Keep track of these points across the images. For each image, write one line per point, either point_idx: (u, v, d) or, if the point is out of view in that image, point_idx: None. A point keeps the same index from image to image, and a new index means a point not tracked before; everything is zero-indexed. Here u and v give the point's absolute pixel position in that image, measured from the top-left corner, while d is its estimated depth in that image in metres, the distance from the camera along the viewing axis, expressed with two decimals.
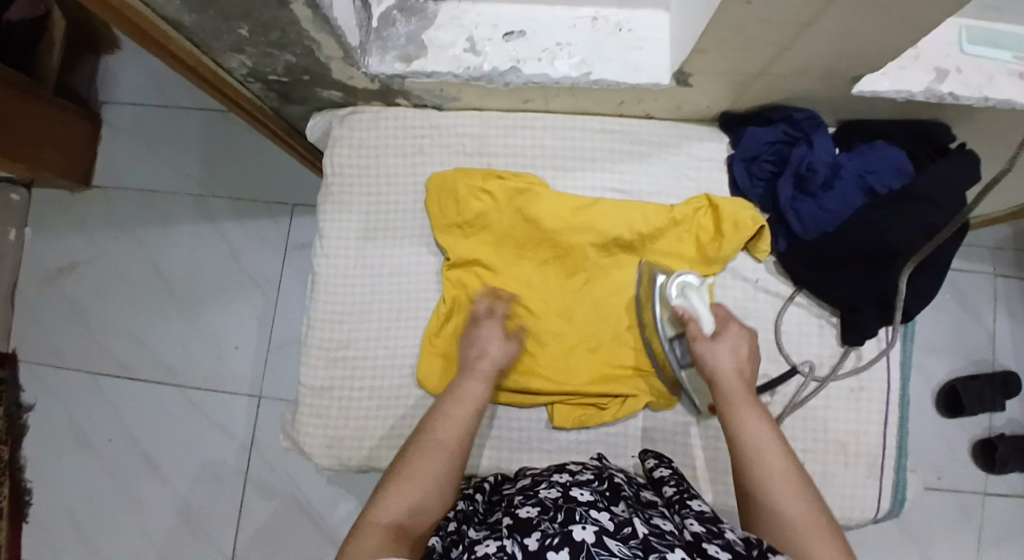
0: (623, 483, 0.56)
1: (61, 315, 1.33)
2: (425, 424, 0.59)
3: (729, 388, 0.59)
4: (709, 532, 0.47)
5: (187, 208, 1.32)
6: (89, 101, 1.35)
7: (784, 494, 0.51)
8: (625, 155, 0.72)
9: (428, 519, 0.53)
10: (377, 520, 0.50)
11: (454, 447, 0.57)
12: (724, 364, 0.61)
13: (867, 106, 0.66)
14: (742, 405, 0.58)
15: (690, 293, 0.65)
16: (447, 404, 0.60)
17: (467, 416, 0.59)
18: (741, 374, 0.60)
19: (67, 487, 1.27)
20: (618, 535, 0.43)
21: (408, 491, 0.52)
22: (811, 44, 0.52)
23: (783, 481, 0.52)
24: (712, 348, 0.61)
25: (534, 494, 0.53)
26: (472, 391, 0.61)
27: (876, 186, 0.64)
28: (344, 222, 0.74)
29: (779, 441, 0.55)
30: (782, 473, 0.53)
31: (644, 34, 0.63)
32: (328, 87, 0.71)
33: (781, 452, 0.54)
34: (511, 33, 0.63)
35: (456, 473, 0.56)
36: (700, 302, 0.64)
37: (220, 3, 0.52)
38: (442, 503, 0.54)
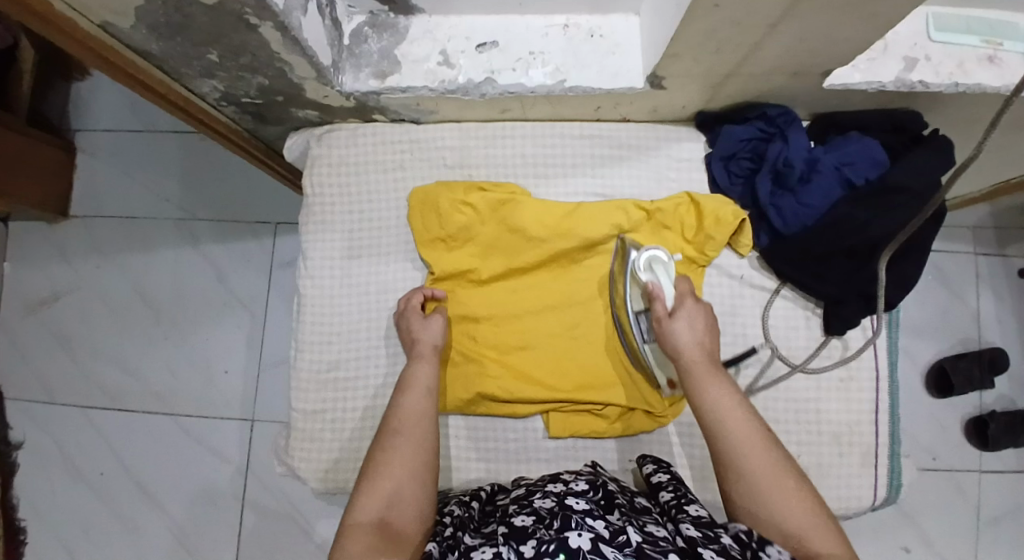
0: (617, 491, 0.57)
1: (46, 349, 1.31)
2: (384, 422, 0.60)
3: (693, 365, 0.59)
4: (705, 537, 0.48)
5: (169, 233, 1.30)
6: (62, 130, 1.33)
7: (754, 457, 0.53)
8: (605, 160, 0.72)
9: (408, 505, 0.53)
10: (356, 521, 0.51)
11: (415, 432, 0.58)
12: (687, 339, 0.60)
13: (840, 99, 0.67)
14: (708, 380, 0.58)
15: (657, 268, 0.64)
16: (400, 395, 0.62)
17: (420, 397, 0.61)
18: (702, 346, 0.60)
19: (60, 523, 1.25)
20: (614, 543, 0.45)
21: (381, 485, 0.54)
22: (782, 41, 0.53)
23: (752, 445, 0.54)
24: (672, 329, 0.61)
25: (529, 503, 0.54)
26: (420, 375, 0.63)
27: (854, 178, 0.65)
28: (328, 242, 0.74)
29: (745, 408, 0.57)
30: (750, 437, 0.54)
31: (616, 39, 0.63)
32: (303, 107, 0.70)
33: (748, 419, 0.55)
34: (484, 45, 0.64)
35: (426, 455, 0.57)
36: (666, 278, 0.63)
37: (189, 29, 0.51)
38: (421, 489, 0.55)
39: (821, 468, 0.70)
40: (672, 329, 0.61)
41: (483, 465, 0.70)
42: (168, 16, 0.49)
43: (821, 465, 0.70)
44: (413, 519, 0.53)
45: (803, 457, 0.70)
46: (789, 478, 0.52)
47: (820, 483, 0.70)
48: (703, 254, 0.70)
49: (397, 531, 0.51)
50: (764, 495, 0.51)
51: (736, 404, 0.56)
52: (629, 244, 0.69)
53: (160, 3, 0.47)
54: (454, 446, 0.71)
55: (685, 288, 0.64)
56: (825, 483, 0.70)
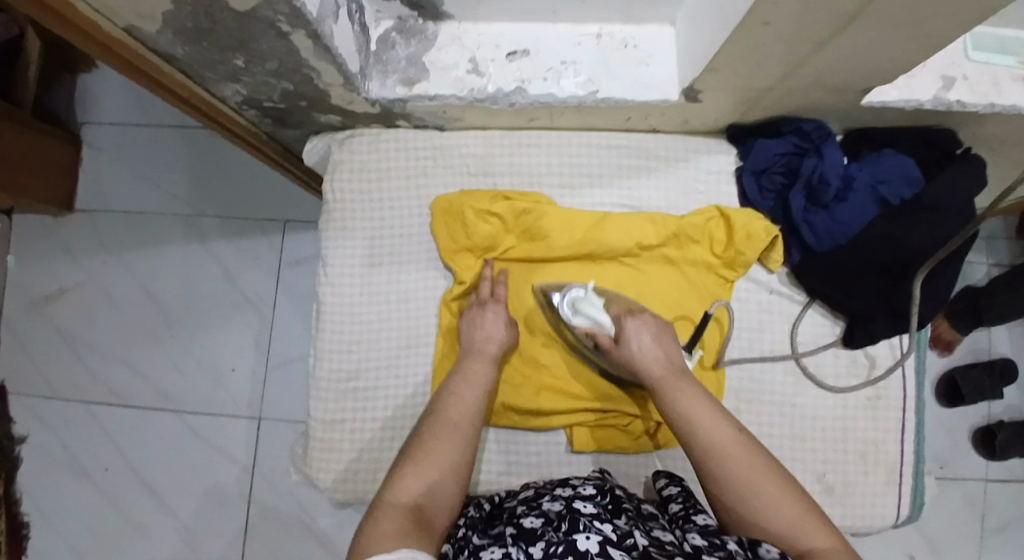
0: (624, 497, 0.56)
1: (50, 344, 1.29)
2: (434, 409, 0.58)
3: (657, 378, 0.57)
4: (711, 545, 0.45)
5: (176, 229, 1.29)
6: (68, 123, 1.31)
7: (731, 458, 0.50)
8: (633, 171, 0.71)
9: (443, 500, 0.51)
10: (395, 498, 0.48)
11: (463, 430, 0.56)
12: (641, 353, 0.59)
13: (874, 115, 0.65)
14: (672, 387, 0.55)
15: (582, 307, 0.63)
16: (456, 385, 0.59)
17: (477, 396, 0.59)
18: (659, 358, 0.58)
19: (65, 520, 1.24)
20: (622, 546, 0.43)
21: (425, 471, 0.51)
22: (827, 58, 0.52)
23: (727, 445, 0.50)
24: (625, 349, 0.60)
25: (537, 506, 0.54)
26: (479, 374, 0.61)
27: (889, 196, 0.64)
28: (349, 249, 0.73)
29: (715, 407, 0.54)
30: (724, 438, 0.51)
31: (650, 50, 0.62)
32: (326, 112, 0.68)
33: (720, 417, 0.52)
34: (514, 53, 0.62)
35: (469, 459, 0.55)
36: (597, 311, 0.62)
37: (217, 34, 0.50)
38: (456, 487, 0.53)
39: (846, 486, 0.69)
40: (624, 347, 0.60)
41: (505, 478, 0.70)
42: (197, 22, 0.48)
43: (846, 482, 0.69)
44: (443, 514, 0.50)
45: (829, 475, 0.69)
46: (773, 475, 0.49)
47: (843, 500, 0.69)
48: (733, 269, 0.69)
49: (430, 519, 0.48)
50: (747, 489, 0.48)
51: (705, 406, 0.54)
52: (549, 290, 0.68)
53: (190, 9, 0.45)
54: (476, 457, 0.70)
55: (616, 310, 0.63)
56: (849, 501, 0.69)
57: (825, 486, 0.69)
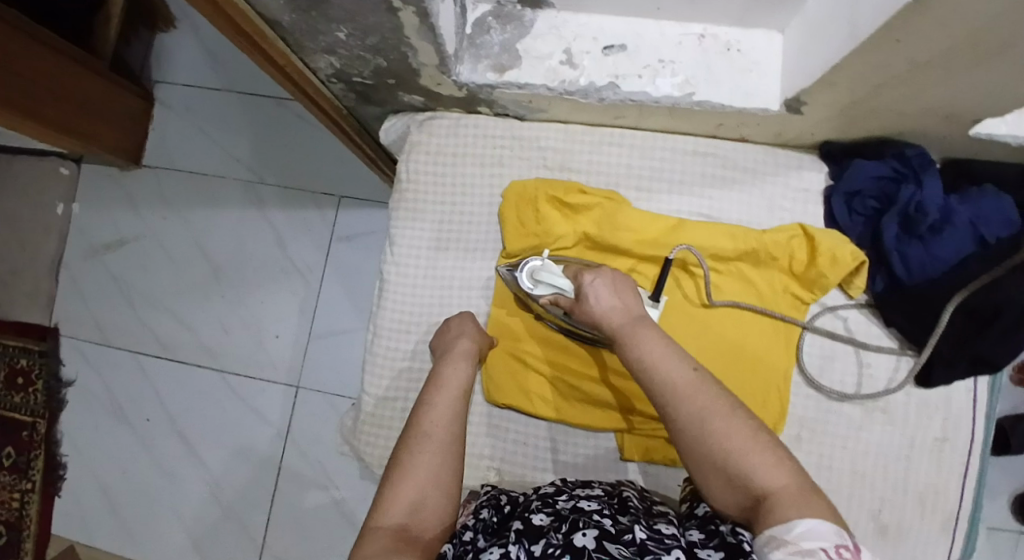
0: (634, 498, 0.55)
1: (105, 291, 1.34)
2: (411, 421, 0.58)
3: (620, 330, 0.56)
4: (706, 536, 0.45)
5: (234, 192, 1.31)
6: (142, 79, 1.35)
7: (684, 397, 0.48)
8: (715, 180, 0.69)
9: (429, 514, 0.51)
10: (378, 523, 0.49)
11: (444, 437, 0.56)
12: (601, 308, 0.58)
13: (981, 148, 0.62)
14: (631, 338, 0.54)
15: (541, 276, 0.64)
16: (432, 392, 0.60)
17: (450, 400, 0.59)
18: (620, 307, 0.58)
19: (103, 460, 1.29)
20: (620, 540, 0.43)
21: (405, 487, 0.51)
22: (955, 83, 0.49)
23: (682, 384, 0.49)
24: (587, 308, 0.59)
25: (550, 502, 0.52)
26: (453, 377, 0.61)
27: (988, 235, 0.61)
28: (416, 230, 0.73)
29: (674, 353, 0.52)
30: (681, 377, 0.50)
31: (755, 57, 0.59)
32: (412, 92, 0.68)
33: (676, 359, 0.51)
34: (611, 47, 0.61)
35: (452, 465, 0.55)
36: (555, 276, 0.64)
37: (328, 5, 0.50)
38: (444, 498, 0.53)
39: (900, 527, 0.67)
40: (586, 308, 0.59)
41: (550, 478, 0.69)
42: None
43: (900, 524, 0.67)
44: (433, 528, 0.51)
45: (884, 514, 0.67)
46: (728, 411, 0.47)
47: (893, 541, 0.67)
48: (810, 291, 0.67)
49: (417, 536, 0.49)
50: (699, 432, 0.46)
51: (663, 346, 0.52)
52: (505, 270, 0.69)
53: None
54: (527, 452, 0.70)
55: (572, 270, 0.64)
56: (900, 543, 0.67)
57: (879, 524, 0.67)
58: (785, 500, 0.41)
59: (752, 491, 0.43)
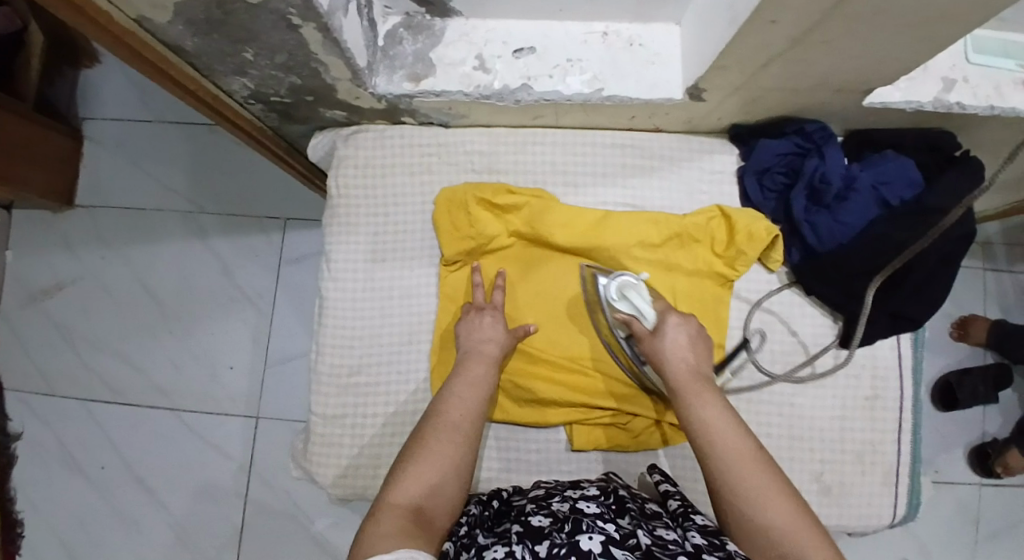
0: (628, 497, 0.57)
1: (46, 339, 1.28)
2: (434, 410, 0.58)
3: (679, 380, 0.58)
4: (710, 544, 0.46)
5: (175, 225, 1.28)
6: (69, 117, 1.31)
7: (736, 460, 0.50)
8: (636, 170, 0.71)
9: (444, 501, 0.51)
10: (393, 501, 0.48)
11: (467, 429, 0.57)
12: (671, 350, 0.60)
13: (877, 117, 0.66)
14: (692, 391, 0.56)
15: (630, 294, 0.64)
16: (451, 388, 0.60)
17: (477, 397, 0.59)
18: (687, 361, 0.59)
19: (59, 516, 1.23)
20: (625, 546, 0.44)
21: (424, 471, 0.51)
22: (835, 59, 0.52)
23: (736, 448, 0.51)
24: (658, 342, 0.61)
25: (546, 505, 0.53)
26: (477, 375, 0.61)
27: (889, 197, 0.65)
28: (351, 245, 0.73)
29: (731, 417, 0.54)
30: (736, 443, 0.51)
31: (656, 49, 0.62)
32: (332, 107, 0.69)
33: (734, 426, 0.53)
34: (521, 50, 0.62)
35: (469, 458, 0.55)
36: (641, 300, 0.64)
37: (228, 26, 0.50)
38: (457, 487, 0.53)
39: (843, 486, 0.70)
40: (658, 342, 0.61)
41: (505, 476, 0.69)
42: (209, 13, 0.48)
43: (843, 482, 0.70)
44: (445, 514, 0.50)
45: (826, 475, 0.70)
46: (776, 487, 0.48)
47: (839, 500, 0.70)
48: (733, 268, 0.70)
49: (429, 519, 0.48)
50: (751, 497, 0.48)
51: (724, 412, 0.54)
52: (596, 272, 0.69)
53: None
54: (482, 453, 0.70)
55: (662, 307, 0.64)
56: (845, 500, 0.70)
57: (822, 486, 0.69)
58: None
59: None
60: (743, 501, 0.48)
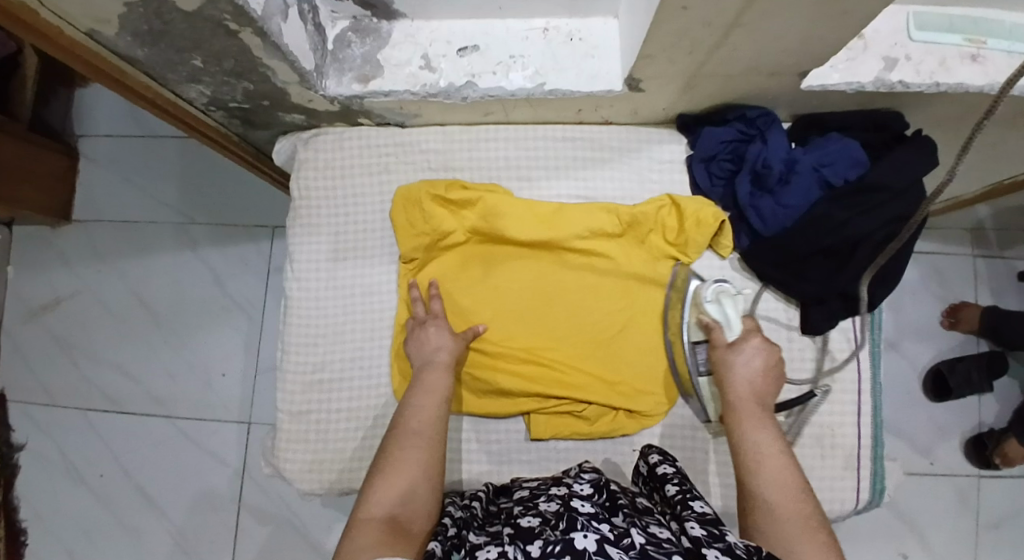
0: (620, 492, 0.55)
1: (46, 352, 1.32)
2: (395, 422, 0.59)
3: (739, 401, 0.59)
4: (710, 536, 0.45)
5: (168, 236, 1.31)
6: (64, 134, 1.34)
7: (781, 497, 0.52)
8: (587, 162, 0.73)
9: (419, 506, 0.52)
10: (368, 515, 0.49)
11: (430, 433, 0.58)
12: (740, 371, 0.61)
13: (820, 100, 0.67)
14: (749, 418, 0.57)
15: (725, 300, 0.65)
16: (415, 394, 0.61)
17: (436, 402, 0.60)
18: (753, 386, 0.60)
19: (61, 524, 1.26)
20: (619, 545, 0.41)
21: (396, 481, 0.53)
22: (760, 42, 0.53)
23: (782, 486, 0.52)
24: (728, 359, 0.62)
25: (534, 506, 0.53)
26: (434, 383, 0.62)
27: (832, 178, 0.65)
28: (314, 245, 0.75)
29: (784, 451, 0.55)
30: (783, 480, 0.53)
31: (596, 42, 0.64)
32: (289, 111, 0.71)
33: (785, 465, 0.54)
34: (465, 49, 0.64)
35: (437, 459, 0.57)
36: (734, 311, 0.64)
37: (171, 35, 0.52)
38: (431, 489, 0.54)
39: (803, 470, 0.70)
40: (728, 359, 0.62)
41: (466, 467, 0.71)
42: (151, 23, 0.50)
43: (805, 467, 0.70)
44: (423, 517, 0.52)
45: None
46: (816, 532, 0.49)
47: None
48: (686, 255, 0.71)
49: (406, 526, 0.50)
50: (788, 534, 0.49)
51: (777, 448, 0.55)
52: (691, 274, 0.71)
53: (141, 11, 0.47)
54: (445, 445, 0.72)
55: (750, 325, 0.64)
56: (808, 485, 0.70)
57: None
58: None
59: None
60: (775, 536, 0.49)
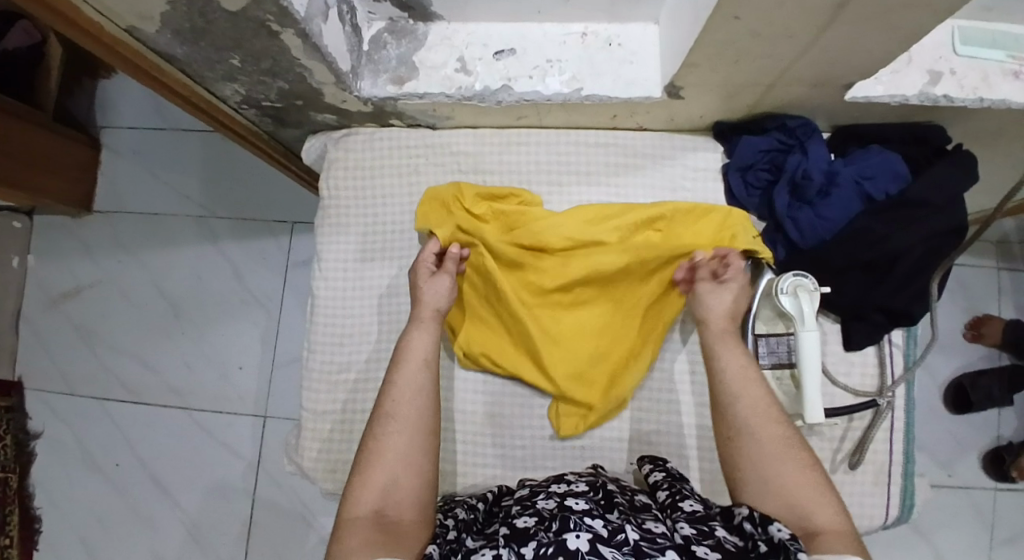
0: (616, 491, 0.56)
1: (65, 340, 1.33)
2: (377, 404, 0.58)
3: (718, 332, 0.62)
4: (700, 533, 0.46)
5: (188, 229, 1.32)
6: (87, 126, 1.35)
7: (761, 422, 0.56)
8: (620, 169, 0.73)
9: (405, 493, 0.52)
10: (352, 516, 0.50)
11: (411, 414, 0.57)
12: (714, 307, 0.64)
13: (862, 111, 0.65)
14: (725, 345, 0.61)
15: (801, 296, 0.63)
16: (395, 371, 0.60)
17: (415, 373, 0.60)
18: (730, 317, 0.63)
19: (77, 512, 1.27)
20: (612, 543, 0.42)
21: (375, 476, 0.52)
22: (806, 53, 0.52)
23: (762, 411, 0.56)
24: (705, 295, 0.65)
25: (532, 504, 0.52)
26: (416, 346, 0.62)
27: (873, 191, 0.64)
28: (342, 244, 0.75)
29: (756, 376, 0.59)
30: (762, 405, 0.56)
31: (634, 48, 0.63)
32: (322, 111, 0.71)
33: (757, 387, 0.58)
34: (501, 52, 0.64)
35: (419, 441, 0.56)
36: (808, 308, 0.62)
37: (212, 35, 0.52)
38: (415, 473, 0.54)
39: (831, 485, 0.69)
40: (705, 295, 0.65)
41: (491, 472, 0.71)
42: (193, 23, 0.50)
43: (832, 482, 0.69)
44: (411, 502, 0.52)
45: None
46: (794, 450, 0.54)
47: None
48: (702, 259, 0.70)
49: (394, 520, 0.50)
50: (766, 455, 0.54)
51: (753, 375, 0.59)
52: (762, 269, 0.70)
53: (185, 10, 0.47)
54: (465, 450, 0.71)
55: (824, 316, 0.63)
56: None
57: None
58: (833, 537, 0.47)
59: (807, 523, 0.49)
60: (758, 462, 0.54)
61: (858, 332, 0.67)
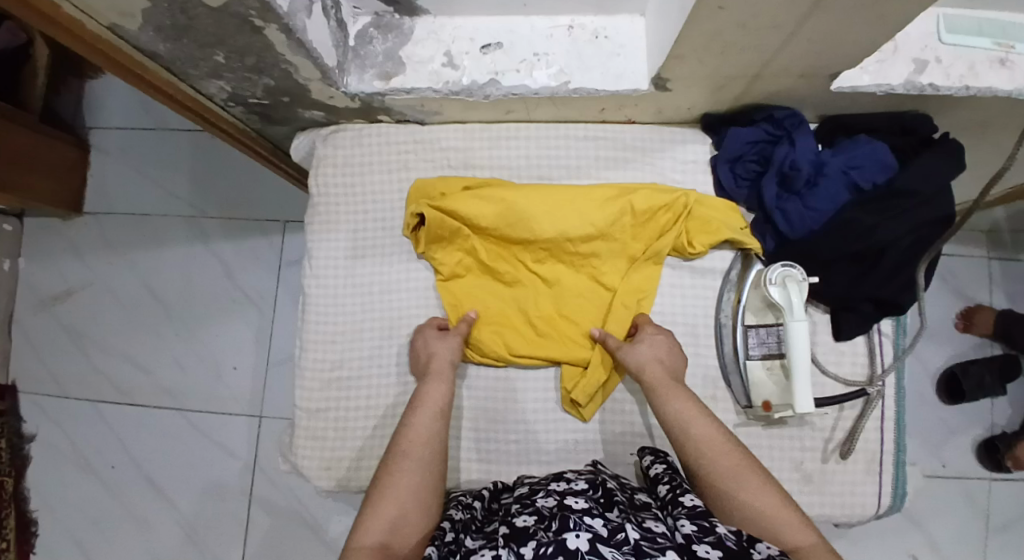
0: (616, 489, 0.56)
1: (57, 343, 1.32)
2: (394, 441, 0.59)
3: (656, 378, 0.63)
4: (700, 530, 0.47)
5: (179, 229, 1.31)
6: (75, 126, 1.34)
7: (716, 455, 0.57)
8: (610, 162, 0.73)
9: (410, 531, 0.53)
10: (360, 545, 0.51)
11: (425, 458, 0.58)
12: (644, 358, 0.64)
13: (849, 101, 0.66)
14: (666, 391, 0.61)
15: (790, 285, 0.63)
16: (411, 413, 0.61)
17: (430, 418, 0.61)
18: (661, 363, 0.64)
19: (71, 514, 1.26)
20: (612, 542, 0.43)
21: (386, 508, 0.53)
22: (792, 43, 0.52)
23: (713, 444, 0.58)
24: (635, 352, 0.65)
25: (531, 502, 0.52)
26: (432, 395, 0.63)
27: (861, 181, 0.65)
28: (333, 242, 0.75)
29: (700, 409, 0.60)
30: (711, 438, 0.58)
31: (621, 41, 0.63)
32: (309, 107, 0.71)
33: (704, 420, 0.59)
34: (488, 46, 0.63)
35: (431, 483, 0.57)
36: (797, 298, 0.62)
37: (195, 31, 0.52)
38: (421, 514, 0.55)
39: (823, 475, 0.69)
40: (632, 351, 0.65)
41: (484, 467, 0.71)
42: (174, 19, 0.49)
43: (824, 471, 0.69)
44: (413, 539, 0.53)
45: (807, 463, 0.69)
46: (749, 471, 0.56)
47: (821, 489, 0.69)
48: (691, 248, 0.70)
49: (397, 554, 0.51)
50: (727, 484, 0.55)
51: (698, 410, 0.60)
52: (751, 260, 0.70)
53: (167, 6, 0.47)
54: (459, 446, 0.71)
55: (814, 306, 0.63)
56: (828, 489, 0.69)
57: (804, 474, 0.69)
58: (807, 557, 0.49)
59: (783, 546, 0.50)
60: (723, 497, 0.55)
61: (847, 321, 0.68)
